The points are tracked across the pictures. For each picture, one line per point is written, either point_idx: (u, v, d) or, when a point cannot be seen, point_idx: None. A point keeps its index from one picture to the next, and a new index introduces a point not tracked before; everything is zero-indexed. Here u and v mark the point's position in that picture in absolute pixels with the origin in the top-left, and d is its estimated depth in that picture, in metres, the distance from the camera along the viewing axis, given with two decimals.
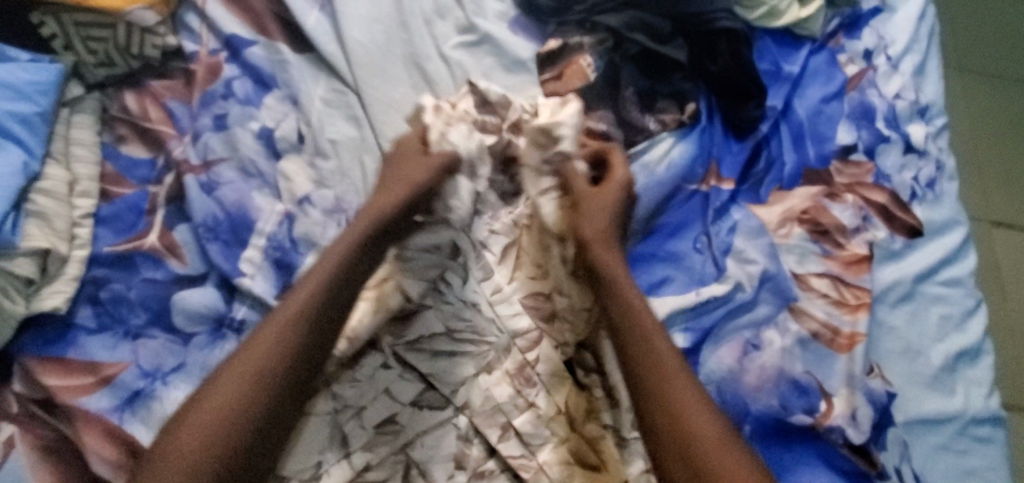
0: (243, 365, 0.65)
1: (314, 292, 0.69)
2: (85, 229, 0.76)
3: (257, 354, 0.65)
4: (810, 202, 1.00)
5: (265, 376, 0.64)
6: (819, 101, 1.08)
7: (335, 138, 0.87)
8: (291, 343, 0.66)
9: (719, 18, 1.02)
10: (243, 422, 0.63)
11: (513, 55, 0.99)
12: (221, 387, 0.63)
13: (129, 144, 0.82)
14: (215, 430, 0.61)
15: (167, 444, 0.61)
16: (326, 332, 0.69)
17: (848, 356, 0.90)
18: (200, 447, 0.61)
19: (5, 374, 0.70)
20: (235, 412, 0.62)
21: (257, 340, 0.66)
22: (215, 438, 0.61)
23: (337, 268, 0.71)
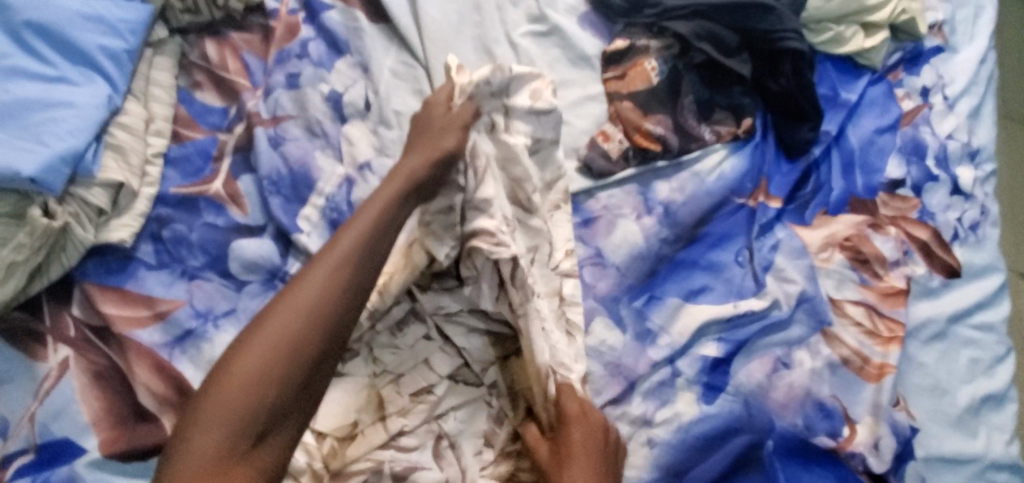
0: (293, 302, 0.61)
1: (363, 231, 0.66)
2: (156, 168, 0.78)
3: (315, 286, 0.62)
4: (853, 230, 1.00)
5: (319, 315, 0.61)
6: (873, 132, 1.09)
7: (400, 109, 0.88)
8: (343, 281, 0.63)
9: (786, 38, 1.00)
10: (306, 352, 0.60)
11: (579, 50, 1.00)
12: (273, 323, 0.60)
13: (203, 91, 0.85)
14: (272, 365, 0.59)
15: (220, 381, 0.58)
16: (378, 265, 0.66)
17: (876, 386, 0.91)
18: (257, 381, 0.58)
19: (65, 296, 0.72)
20: (291, 348, 0.60)
21: (305, 278, 0.63)
22: (272, 373, 0.58)
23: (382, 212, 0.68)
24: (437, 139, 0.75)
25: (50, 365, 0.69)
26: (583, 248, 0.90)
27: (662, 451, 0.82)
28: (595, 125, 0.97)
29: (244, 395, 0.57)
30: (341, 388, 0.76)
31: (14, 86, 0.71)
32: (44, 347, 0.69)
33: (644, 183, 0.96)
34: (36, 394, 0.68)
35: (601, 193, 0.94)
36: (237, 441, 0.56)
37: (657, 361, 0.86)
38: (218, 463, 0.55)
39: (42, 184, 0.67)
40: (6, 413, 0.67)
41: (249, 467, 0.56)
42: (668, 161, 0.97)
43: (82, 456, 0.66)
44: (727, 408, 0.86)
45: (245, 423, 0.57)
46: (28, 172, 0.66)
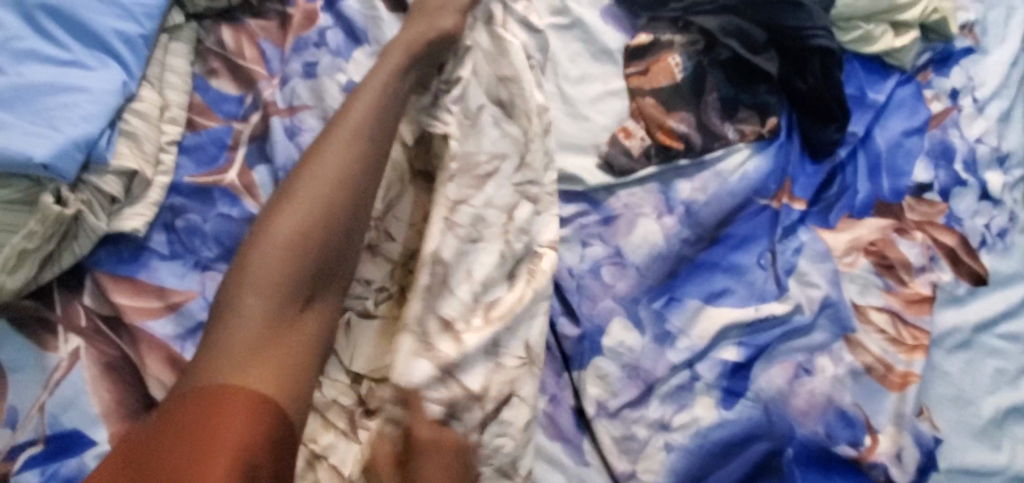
0: (318, 175, 0.71)
1: (371, 107, 0.75)
2: (170, 156, 0.77)
3: (332, 158, 0.71)
4: (879, 234, 0.98)
5: (342, 184, 0.71)
6: (900, 134, 1.06)
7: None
8: (358, 152, 0.73)
9: (816, 36, 0.98)
10: (332, 216, 0.70)
11: (600, 44, 0.99)
12: (303, 195, 0.69)
13: (218, 79, 0.84)
14: (306, 227, 0.68)
15: (263, 244, 0.67)
16: (385, 136, 0.75)
17: (899, 394, 0.88)
18: (292, 241, 0.67)
19: (77, 286, 0.71)
20: (325, 213, 0.70)
21: (324, 154, 0.72)
22: (308, 230, 0.68)
23: (383, 90, 0.77)
24: (432, 23, 0.83)
25: (60, 355, 0.68)
26: (602, 247, 0.88)
27: (679, 456, 0.80)
28: (616, 121, 0.95)
29: (282, 255, 0.67)
30: (374, 332, 0.76)
31: (28, 70, 0.69)
32: (54, 336, 0.68)
33: (665, 182, 0.93)
34: (46, 385, 0.67)
35: (621, 191, 0.92)
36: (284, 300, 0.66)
37: (676, 364, 0.84)
38: (275, 314, 0.65)
39: (55, 170, 0.65)
40: (16, 403, 0.66)
41: (303, 319, 0.67)
42: (690, 160, 0.94)
43: (92, 448, 0.65)
44: (747, 413, 0.84)
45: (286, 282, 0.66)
46: (42, 158, 0.64)
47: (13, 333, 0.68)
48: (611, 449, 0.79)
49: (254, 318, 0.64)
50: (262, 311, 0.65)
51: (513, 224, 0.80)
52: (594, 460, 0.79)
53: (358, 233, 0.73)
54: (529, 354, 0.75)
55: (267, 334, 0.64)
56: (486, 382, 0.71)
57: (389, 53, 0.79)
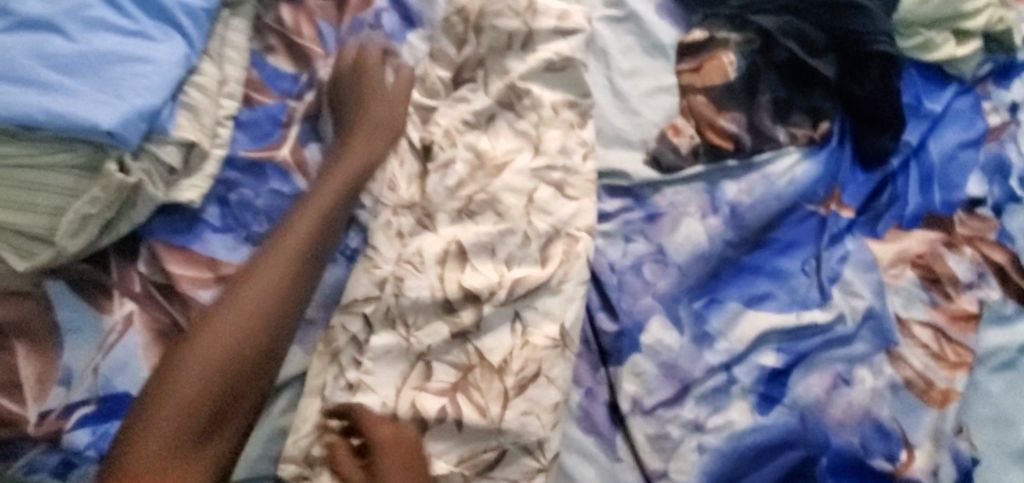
0: (244, 291, 0.72)
1: (302, 233, 0.75)
2: (227, 130, 0.78)
3: (300, 239, 0.75)
4: (926, 247, 0.95)
5: (249, 340, 0.71)
6: (955, 146, 1.03)
7: (469, 85, 0.86)
8: (273, 300, 0.73)
9: (878, 41, 0.97)
10: (290, 299, 0.74)
11: (654, 38, 0.98)
12: (224, 316, 0.71)
13: (275, 56, 0.85)
14: (216, 354, 0.70)
15: (173, 371, 0.68)
16: (309, 268, 0.75)
17: (938, 411, 0.87)
18: (198, 387, 0.68)
19: (132, 253, 0.72)
20: (209, 387, 0.69)
21: (263, 267, 0.74)
22: (207, 384, 0.69)
23: (327, 205, 0.76)
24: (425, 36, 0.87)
25: (114, 318, 0.70)
26: (644, 244, 0.88)
27: (711, 458, 0.80)
28: (665, 117, 0.94)
29: (234, 334, 0.71)
30: (423, 311, 0.76)
31: (96, 38, 0.70)
32: (110, 300, 0.70)
33: (712, 182, 0.92)
34: (101, 346, 0.69)
35: (667, 189, 0.91)
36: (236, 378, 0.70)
37: (713, 366, 0.84)
38: (193, 402, 0.68)
39: (120, 138, 0.67)
40: (71, 363, 0.68)
41: (195, 458, 0.67)
42: (738, 161, 0.93)
43: (142, 411, 0.68)
44: (782, 420, 0.83)
45: (234, 358, 0.70)
46: (108, 125, 0.66)
47: (71, 294, 0.70)
48: (644, 447, 0.79)
49: (185, 391, 0.68)
50: (200, 385, 0.69)
51: (534, 205, 0.80)
52: (626, 456, 0.79)
53: (253, 394, 0.71)
54: (563, 337, 0.77)
55: (191, 407, 0.68)
56: (508, 356, 0.75)
57: (365, 120, 0.81)
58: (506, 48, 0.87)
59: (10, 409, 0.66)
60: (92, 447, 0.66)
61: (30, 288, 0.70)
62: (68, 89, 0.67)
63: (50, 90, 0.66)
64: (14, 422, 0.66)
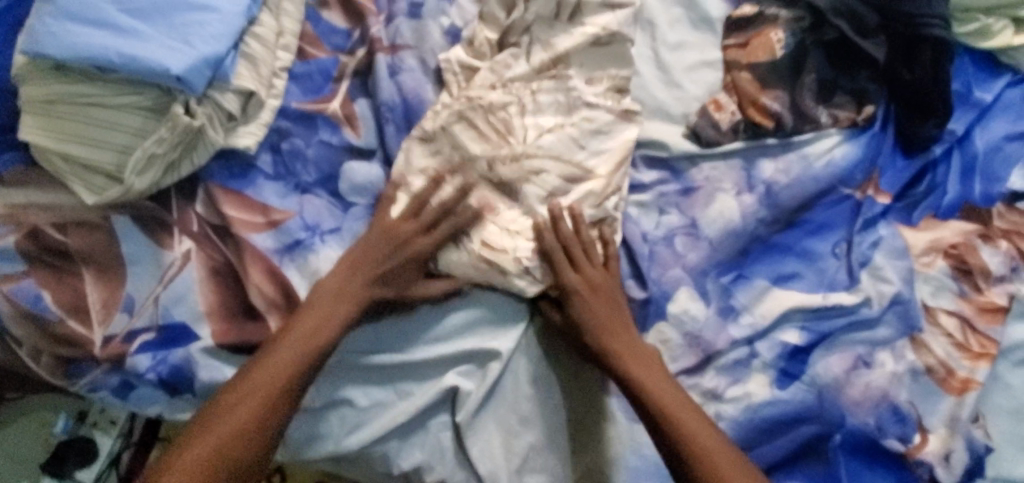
0: (297, 327, 0.71)
1: (347, 279, 0.74)
2: (282, 82, 0.82)
3: (364, 266, 0.75)
4: (961, 238, 0.93)
5: (320, 335, 0.71)
6: (1002, 138, 0.99)
7: (513, 48, 0.86)
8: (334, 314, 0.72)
9: (931, 25, 0.93)
10: (352, 294, 0.73)
11: (703, 12, 0.98)
12: (305, 317, 0.71)
13: (330, 11, 0.88)
14: (298, 346, 0.70)
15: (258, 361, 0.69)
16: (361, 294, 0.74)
17: (957, 399, 0.85)
18: (308, 333, 0.71)
19: (191, 194, 0.77)
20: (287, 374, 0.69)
21: (302, 321, 0.71)
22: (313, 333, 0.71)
23: (351, 276, 0.74)
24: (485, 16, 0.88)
25: (174, 255, 0.75)
26: (678, 217, 0.90)
27: (727, 426, 0.82)
28: (707, 92, 0.95)
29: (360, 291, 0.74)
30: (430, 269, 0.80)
31: None
32: (170, 237, 0.75)
33: (749, 159, 0.93)
34: (161, 279, 0.74)
35: (705, 163, 0.92)
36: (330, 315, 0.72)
37: (737, 339, 0.85)
38: (305, 336, 0.70)
39: (186, 83, 0.70)
40: (134, 292, 0.74)
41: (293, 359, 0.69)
42: (778, 140, 0.94)
43: (196, 342, 0.73)
44: (800, 396, 0.84)
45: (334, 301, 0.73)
46: (177, 71, 0.69)
47: (135, 229, 0.75)
48: None
49: (295, 336, 0.70)
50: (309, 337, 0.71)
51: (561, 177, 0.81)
52: None
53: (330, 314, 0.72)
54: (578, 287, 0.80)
55: (304, 339, 0.70)
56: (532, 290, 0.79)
57: (365, 265, 0.75)
58: (552, 17, 0.87)
59: (76, 330, 0.72)
60: (152, 370, 0.72)
61: (98, 221, 0.75)
62: (139, 34, 0.70)
63: (122, 34, 0.70)
64: (82, 343, 0.72)
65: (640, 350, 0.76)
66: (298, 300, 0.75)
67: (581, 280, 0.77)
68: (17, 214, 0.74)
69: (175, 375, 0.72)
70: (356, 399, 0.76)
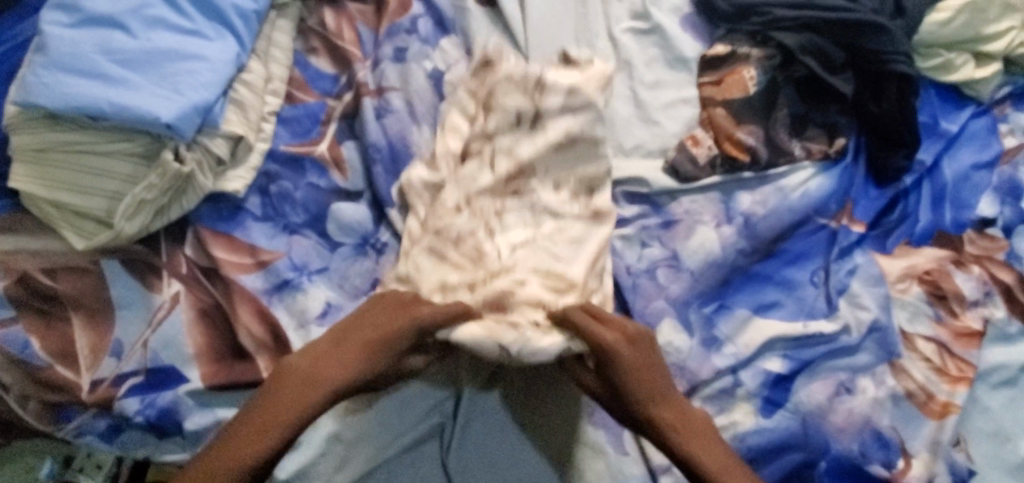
0: (305, 372, 0.70)
1: (364, 325, 0.72)
2: (270, 125, 0.84)
3: (382, 326, 0.72)
4: (934, 264, 0.96)
5: (327, 383, 0.69)
6: (969, 166, 1.03)
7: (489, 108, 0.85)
8: (346, 363, 0.70)
9: (896, 61, 0.98)
10: (367, 345, 0.71)
11: (678, 51, 1.02)
12: (315, 364, 0.70)
13: (318, 57, 0.91)
14: (305, 391, 0.69)
15: (261, 403, 0.68)
16: (375, 346, 0.71)
17: (937, 423, 0.87)
18: (316, 379, 0.69)
19: (181, 237, 0.78)
20: (288, 419, 0.67)
21: (314, 367, 0.70)
22: (322, 381, 0.69)
23: (368, 326, 0.72)
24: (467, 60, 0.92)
25: (164, 297, 0.76)
26: (659, 249, 0.92)
27: None
28: (685, 129, 0.98)
29: (375, 344, 0.71)
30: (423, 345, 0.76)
31: (155, 37, 0.76)
32: (159, 280, 0.76)
33: (727, 192, 0.96)
34: (150, 322, 0.75)
35: (684, 197, 0.95)
36: (343, 362, 0.71)
37: (721, 369, 0.87)
38: (313, 383, 0.69)
39: (176, 130, 0.72)
40: (123, 336, 0.74)
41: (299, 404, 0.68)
42: (754, 173, 0.97)
43: (185, 384, 0.73)
44: (784, 423, 0.85)
45: (347, 350, 0.71)
46: (167, 119, 0.71)
47: (125, 273, 0.76)
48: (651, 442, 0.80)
49: (303, 382, 0.69)
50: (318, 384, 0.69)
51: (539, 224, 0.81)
52: (632, 450, 0.79)
53: (343, 360, 0.71)
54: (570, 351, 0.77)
55: (311, 384, 0.69)
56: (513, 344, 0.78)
57: (387, 327, 0.72)
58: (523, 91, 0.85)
59: (65, 376, 0.72)
60: (140, 413, 0.72)
61: (89, 266, 0.76)
62: (130, 83, 0.72)
63: (113, 84, 0.72)
64: (69, 389, 0.72)
65: (669, 394, 0.74)
66: (287, 340, 0.75)
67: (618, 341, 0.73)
68: (6, 261, 0.75)
69: (165, 418, 0.72)
70: (342, 434, 0.76)
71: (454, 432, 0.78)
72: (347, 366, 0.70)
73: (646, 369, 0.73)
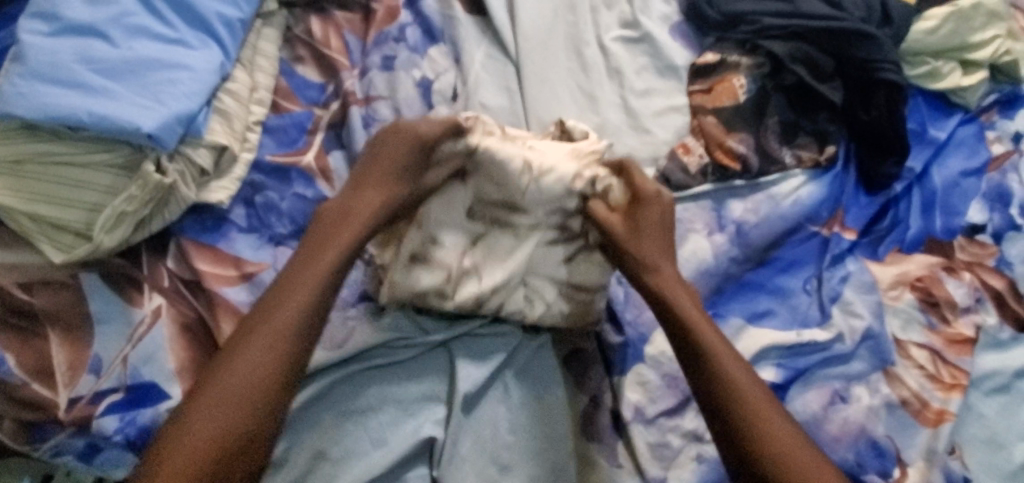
0: (296, 280, 0.68)
1: (345, 223, 0.73)
2: (255, 135, 0.83)
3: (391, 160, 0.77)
4: (926, 271, 0.95)
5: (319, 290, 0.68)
6: (958, 173, 1.03)
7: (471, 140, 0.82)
8: (327, 264, 0.69)
9: (883, 69, 0.98)
10: (353, 238, 0.72)
11: (668, 59, 1.01)
12: (304, 271, 0.69)
13: (304, 66, 0.90)
14: (299, 301, 0.67)
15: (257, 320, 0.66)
16: (361, 234, 0.73)
17: (932, 432, 0.86)
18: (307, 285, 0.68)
19: (163, 249, 0.77)
20: (291, 328, 0.66)
21: (298, 273, 0.69)
22: (313, 287, 0.68)
23: (355, 219, 0.74)
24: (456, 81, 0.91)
25: (144, 312, 0.73)
26: None
27: (709, 468, 0.79)
28: (675, 136, 0.98)
29: (378, 203, 0.75)
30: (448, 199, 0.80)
31: (137, 45, 0.74)
32: (140, 294, 0.74)
33: (719, 200, 0.95)
34: (130, 338, 0.72)
35: (676, 205, 0.94)
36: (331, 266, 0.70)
37: None
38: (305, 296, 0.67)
39: (157, 141, 0.71)
40: (101, 351, 0.72)
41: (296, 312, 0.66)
42: (745, 181, 0.96)
43: (166, 401, 0.71)
44: None
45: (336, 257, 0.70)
46: (148, 129, 0.70)
47: (105, 287, 0.74)
48: (644, 454, 0.78)
49: (292, 298, 0.67)
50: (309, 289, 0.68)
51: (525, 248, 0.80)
52: (626, 463, 0.78)
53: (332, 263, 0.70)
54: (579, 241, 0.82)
55: (306, 289, 0.68)
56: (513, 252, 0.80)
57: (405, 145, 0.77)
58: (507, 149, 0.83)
59: (41, 394, 0.70)
60: (119, 432, 0.69)
61: (67, 279, 0.74)
62: (110, 92, 0.70)
63: (91, 93, 0.70)
64: (45, 407, 0.69)
65: (676, 279, 0.78)
66: None
67: (656, 197, 0.80)
68: None
69: (145, 437, 0.70)
70: (329, 452, 0.73)
71: (446, 450, 0.75)
72: (332, 262, 0.70)
73: (662, 234, 0.80)
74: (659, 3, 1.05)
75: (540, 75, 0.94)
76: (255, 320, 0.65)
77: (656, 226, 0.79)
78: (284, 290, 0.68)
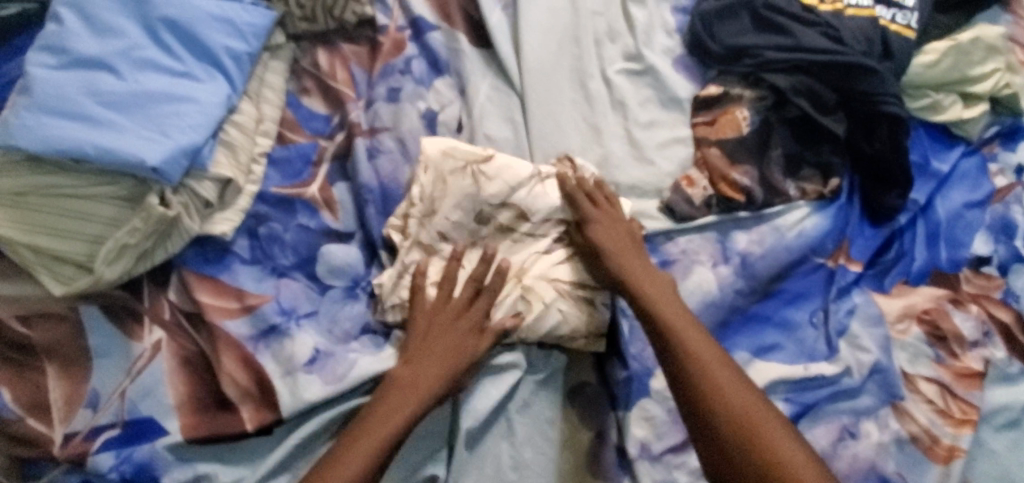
0: (421, 369, 0.72)
1: (461, 310, 0.76)
2: (261, 167, 0.83)
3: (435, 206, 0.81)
4: (933, 303, 0.95)
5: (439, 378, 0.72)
6: (962, 205, 1.03)
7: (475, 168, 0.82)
8: (455, 352, 0.73)
9: (886, 102, 0.97)
10: (482, 330, 0.75)
11: (671, 92, 1.02)
12: (425, 357, 0.73)
13: (311, 98, 0.90)
14: (422, 390, 0.71)
15: (380, 404, 0.70)
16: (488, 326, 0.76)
17: (943, 469, 0.85)
18: (430, 373, 0.72)
19: (164, 281, 0.76)
20: (409, 414, 0.70)
21: (426, 361, 0.73)
22: (431, 374, 0.72)
23: (466, 308, 0.76)
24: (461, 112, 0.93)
25: (144, 346, 0.73)
26: None
27: None
28: (679, 168, 0.98)
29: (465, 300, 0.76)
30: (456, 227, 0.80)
31: (144, 78, 0.75)
32: (140, 327, 0.73)
33: (723, 232, 0.95)
34: (129, 372, 0.71)
35: (680, 237, 0.94)
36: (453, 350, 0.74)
37: None
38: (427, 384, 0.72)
39: (162, 174, 0.70)
40: (100, 386, 0.71)
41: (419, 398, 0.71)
42: (749, 212, 0.96)
43: (164, 437, 0.70)
44: None
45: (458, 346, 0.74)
46: (153, 162, 0.69)
47: (104, 320, 0.73)
48: None
49: (418, 387, 0.71)
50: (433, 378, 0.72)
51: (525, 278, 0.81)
52: None
53: (452, 350, 0.74)
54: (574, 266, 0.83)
55: (428, 377, 0.72)
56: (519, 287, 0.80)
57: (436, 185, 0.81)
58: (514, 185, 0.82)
59: (36, 429, 0.68)
60: (115, 470, 0.68)
61: (66, 312, 0.73)
62: (115, 126, 0.70)
63: (97, 126, 0.70)
64: (41, 443, 0.68)
65: (644, 271, 0.79)
66: (273, 388, 0.72)
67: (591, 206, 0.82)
68: None
69: (142, 474, 0.68)
70: None
71: None
72: (458, 353, 0.73)
73: (621, 237, 0.81)
74: (662, 36, 1.06)
75: (545, 107, 0.95)
76: (379, 403, 0.70)
77: (618, 227, 0.81)
78: (407, 374, 0.72)
